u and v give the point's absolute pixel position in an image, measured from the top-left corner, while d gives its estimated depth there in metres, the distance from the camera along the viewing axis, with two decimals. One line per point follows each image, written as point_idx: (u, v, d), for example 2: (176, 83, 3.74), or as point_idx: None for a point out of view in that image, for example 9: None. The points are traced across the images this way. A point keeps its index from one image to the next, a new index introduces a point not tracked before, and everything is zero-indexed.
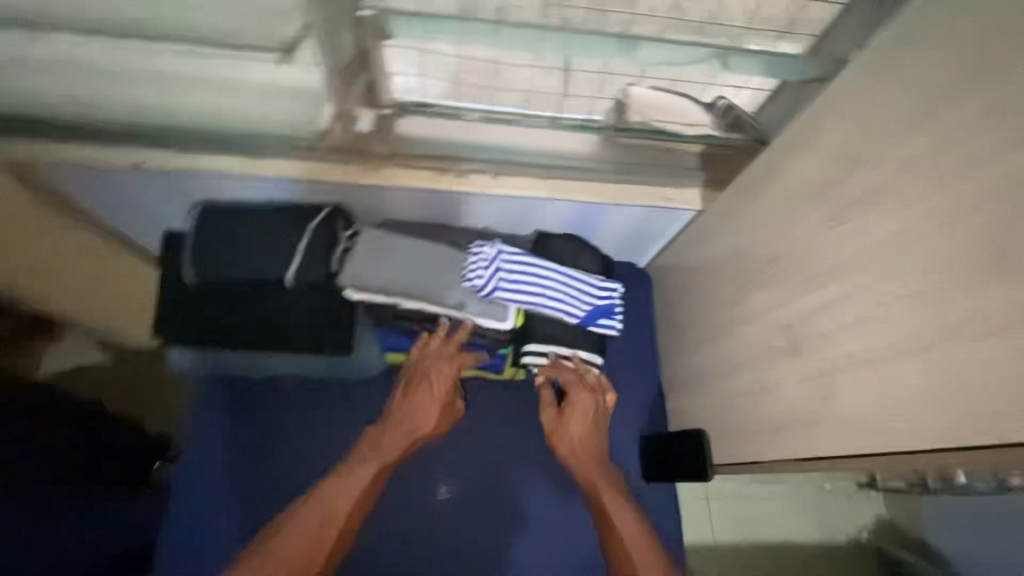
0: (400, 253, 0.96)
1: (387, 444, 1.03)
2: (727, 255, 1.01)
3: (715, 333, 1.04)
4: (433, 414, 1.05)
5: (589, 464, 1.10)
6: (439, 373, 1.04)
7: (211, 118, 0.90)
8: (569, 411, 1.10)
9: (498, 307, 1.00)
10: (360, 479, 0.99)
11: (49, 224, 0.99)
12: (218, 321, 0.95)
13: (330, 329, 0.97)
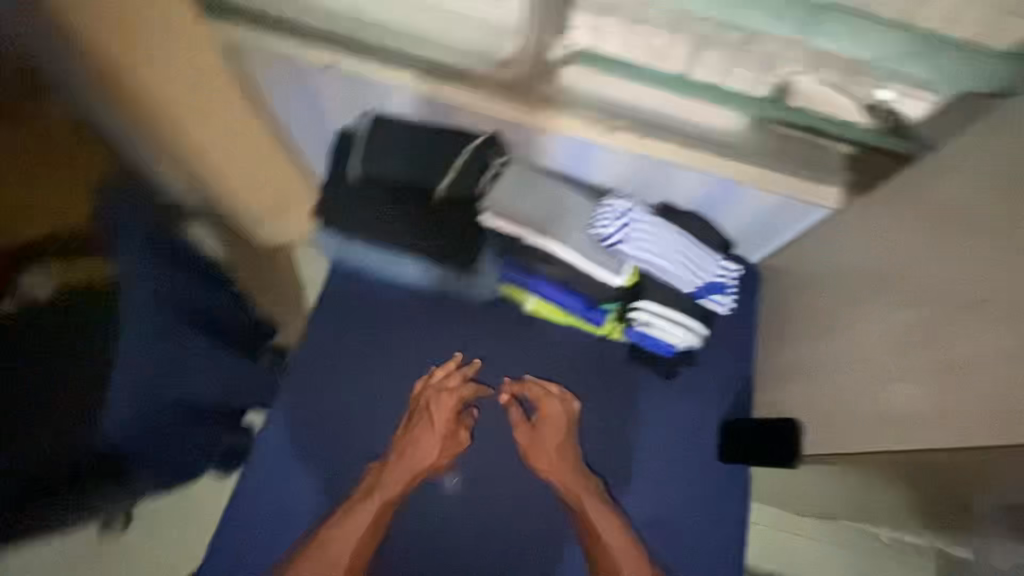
0: (541, 189, 1.04)
1: (389, 480, 1.05)
2: (859, 257, 1.00)
3: (828, 333, 1.04)
4: (436, 445, 1.08)
5: (569, 478, 1.08)
6: (442, 405, 1.10)
7: (406, 34, 1.00)
8: (542, 427, 1.11)
9: (616, 260, 1.02)
10: (362, 521, 1.01)
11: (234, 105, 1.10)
12: (368, 213, 1.04)
13: (461, 243, 1.04)
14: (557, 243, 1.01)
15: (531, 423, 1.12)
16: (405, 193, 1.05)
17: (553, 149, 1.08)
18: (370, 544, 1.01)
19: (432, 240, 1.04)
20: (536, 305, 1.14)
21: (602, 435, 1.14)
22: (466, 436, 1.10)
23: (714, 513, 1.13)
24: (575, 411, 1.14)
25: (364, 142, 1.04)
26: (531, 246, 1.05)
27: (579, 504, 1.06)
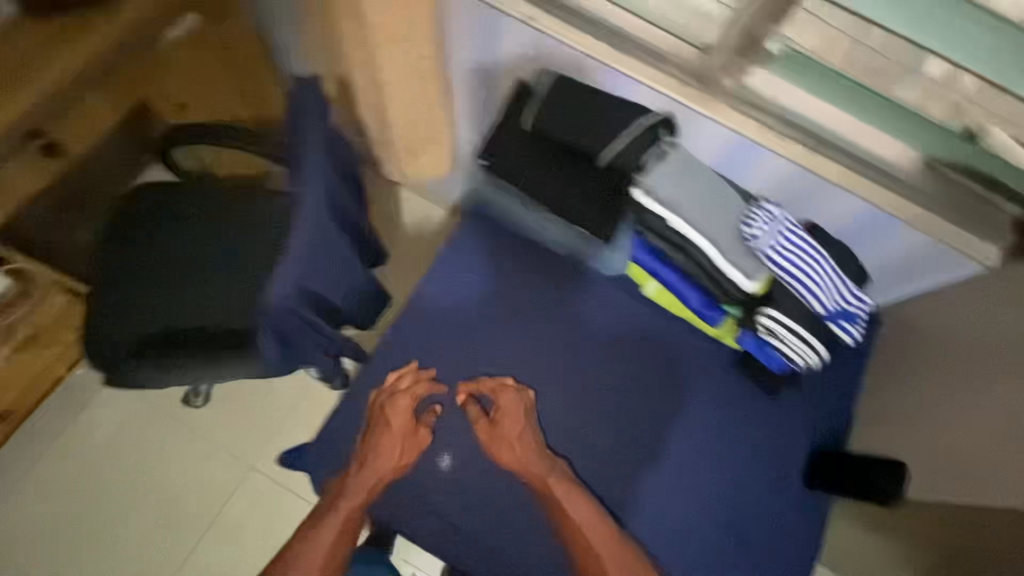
0: (700, 180, 1.05)
1: (358, 477, 1.07)
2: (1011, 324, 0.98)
3: (967, 394, 1.03)
4: (396, 440, 1.10)
5: (535, 470, 1.09)
6: (401, 408, 1.12)
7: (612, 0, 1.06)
8: (497, 433, 1.12)
9: (755, 264, 1.04)
10: (335, 528, 1.05)
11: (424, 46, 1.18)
12: (529, 164, 1.08)
13: (609, 212, 1.06)
14: (702, 236, 1.03)
15: (489, 422, 1.13)
16: (568, 155, 1.07)
17: (716, 140, 1.11)
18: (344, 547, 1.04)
19: (581, 204, 1.06)
20: (656, 291, 1.15)
21: (692, 434, 1.15)
22: (425, 433, 1.12)
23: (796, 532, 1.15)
24: (534, 398, 1.16)
25: (545, 95, 1.06)
26: (676, 233, 1.06)
27: (549, 492, 1.08)
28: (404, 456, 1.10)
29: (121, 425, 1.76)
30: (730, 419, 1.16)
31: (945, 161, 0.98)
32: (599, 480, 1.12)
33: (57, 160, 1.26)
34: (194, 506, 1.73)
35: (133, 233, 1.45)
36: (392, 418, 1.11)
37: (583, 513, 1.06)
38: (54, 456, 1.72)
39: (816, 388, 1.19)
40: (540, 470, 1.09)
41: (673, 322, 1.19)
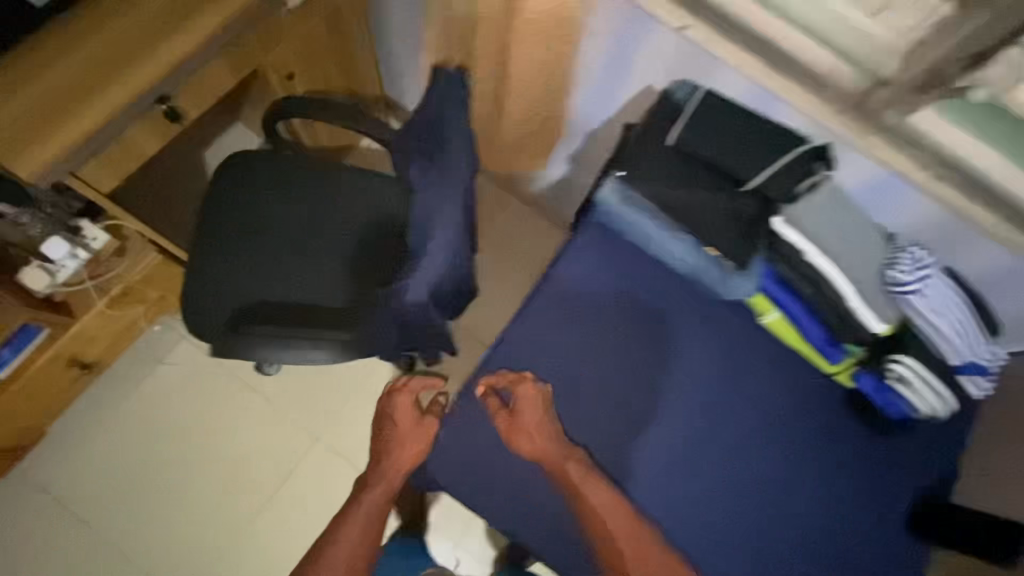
0: (846, 217, 1.02)
1: (382, 470, 1.28)
2: None
3: None
4: (404, 433, 1.28)
5: (552, 456, 1.08)
6: (403, 405, 1.30)
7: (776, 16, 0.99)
8: (514, 419, 1.10)
9: (890, 309, 1.03)
10: (365, 512, 1.26)
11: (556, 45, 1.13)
12: (668, 182, 1.05)
13: (747, 243, 1.04)
14: (840, 274, 1.02)
15: (505, 410, 1.11)
16: (709, 176, 1.04)
17: (865, 173, 1.06)
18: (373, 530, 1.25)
19: (718, 229, 1.04)
20: (774, 321, 1.13)
21: (792, 465, 1.15)
22: (431, 426, 1.27)
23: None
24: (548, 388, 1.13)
25: (693, 110, 1.01)
26: (811, 267, 1.04)
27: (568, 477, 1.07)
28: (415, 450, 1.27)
29: (197, 384, 1.80)
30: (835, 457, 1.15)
31: None
32: (690, 500, 1.13)
33: (176, 126, 1.25)
34: (264, 469, 1.77)
35: (230, 204, 1.45)
36: (398, 415, 1.30)
37: (602, 495, 1.06)
38: (131, 409, 1.76)
39: (929, 435, 1.16)
40: (557, 456, 1.08)
41: (786, 352, 1.17)
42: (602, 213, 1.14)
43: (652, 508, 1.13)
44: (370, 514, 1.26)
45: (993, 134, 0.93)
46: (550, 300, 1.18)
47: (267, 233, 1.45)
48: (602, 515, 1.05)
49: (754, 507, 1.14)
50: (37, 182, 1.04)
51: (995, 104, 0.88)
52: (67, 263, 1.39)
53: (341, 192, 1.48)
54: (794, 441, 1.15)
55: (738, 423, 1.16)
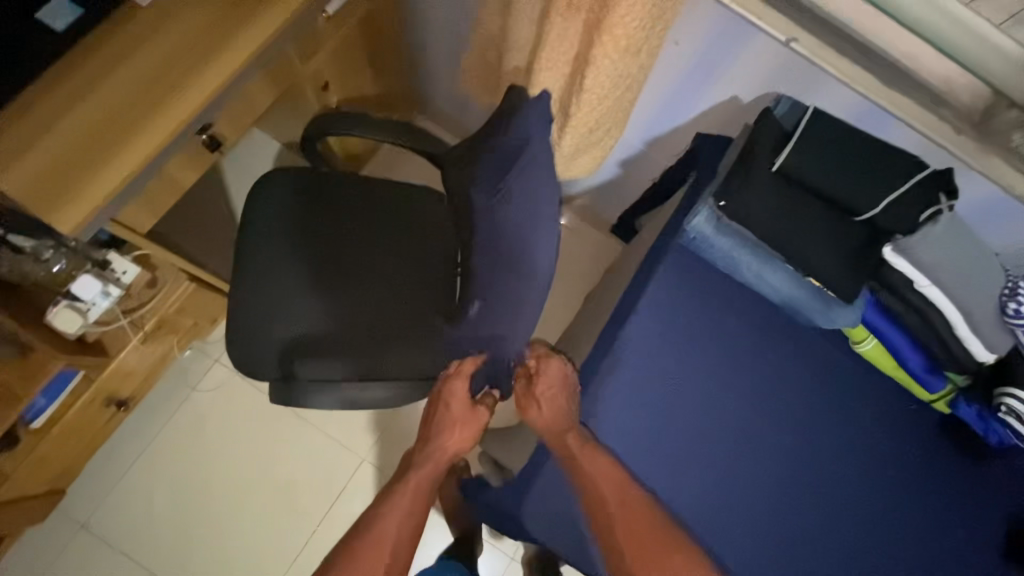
0: (964, 247, 0.95)
1: (430, 455, 1.12)
2: None
3: None
4: (458, 418, 1.09)
5: (556, 427, 1.03)
6: (462, 393, 1.06)
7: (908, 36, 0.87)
8: (526, 387, 1.03)
9: (1001, 338, 0.97)
10: (406, 501, 1.09)
11: (637, 61, 1.02)
12: (773, 211, 0.97)
13: (855, 274, 0.97)
14: (951, 303, 0.96)
15: (527, 381, 1.02)
16: (816, 204, 0.98)
17: (977, 196, 0.99)
18: (414, 521, 1.08)
19: (825, 260, 0.97)
20: (872, 349, 1.07)
21: (880, 495, 1.10)
22: (484, 411, 1.10)
23: None
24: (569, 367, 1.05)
25: (800, 135, 0.94)
26: (920, 297, 0.98)
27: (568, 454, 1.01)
28: (468, 433, 1.11)
29: (233, 410, 1.73)
30: (932, 484, 1.10)
31: None
32: (777, 538, 1.08)
33: (214, 155, 1.15)
34: (311, 494, 1.71)
35: (269, 229, 1.34)
36: (455, 399, 1.08)
37: (598, 468, 1.00)
38: (166, 440, 1.69)
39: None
40: (558, 429, 1.03)
41: (881, 382, 1.13)
42: (694, 241, 1.09)
43: (742, 550, 1.06)
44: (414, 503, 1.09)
45: None
46: (640, 333, 1.12)
47: (306, 266, 1.34)
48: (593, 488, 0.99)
49: (843, 539, 1.08)
50: (80, 234, 0.93)
51: None
52: (98, 303, 1.25)
53: (390, 210, 1.39)
54: (884, 468, 1.11)
55: (835, 458, 1.10)
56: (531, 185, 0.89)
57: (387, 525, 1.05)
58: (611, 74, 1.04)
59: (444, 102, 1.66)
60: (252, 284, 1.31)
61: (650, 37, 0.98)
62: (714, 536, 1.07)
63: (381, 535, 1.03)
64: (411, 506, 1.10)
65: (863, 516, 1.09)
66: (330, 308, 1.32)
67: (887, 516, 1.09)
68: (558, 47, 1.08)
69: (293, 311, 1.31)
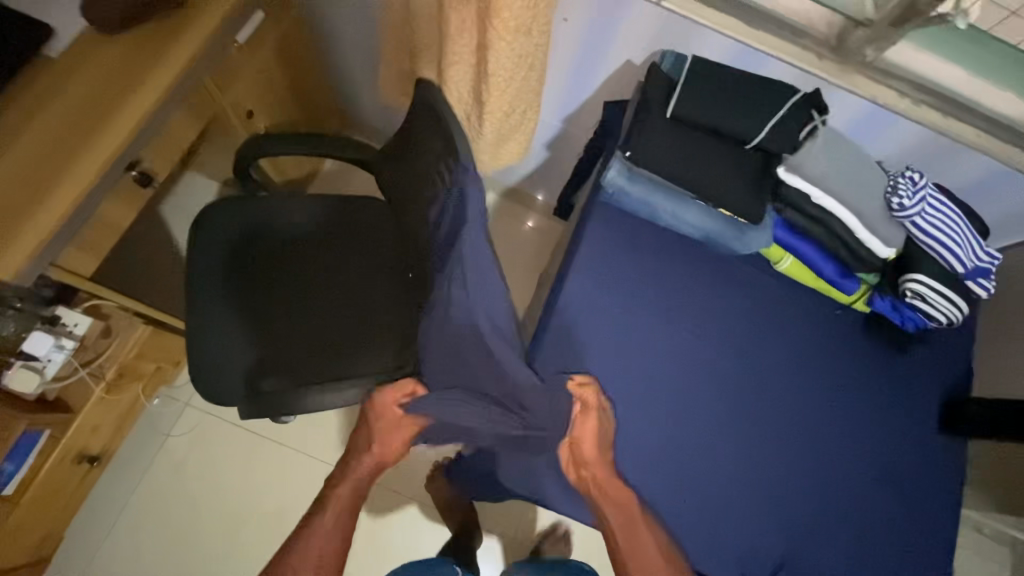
0: (842, 155, 1.06)
1: (356, 469, 1.09)
2: None
3: None
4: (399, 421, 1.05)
5: (605, 481, 1.03)
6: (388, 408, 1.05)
7: None
8: (577, 423, 1.04)
9: (891, 231, 1.08)
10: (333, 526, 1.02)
11: (532, 40, 1.11)
12: (674, 153, 1.07)
13: (757, 197, 1.07)
14: (843, 207, 1.06)
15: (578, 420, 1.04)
16: (713, 141, 1.08)
17: (851, 111, 1.10)
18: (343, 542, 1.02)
19: (729, 189, 1.06)
20: (790, 266, 1.17)
21: (830, 399, 1.17)
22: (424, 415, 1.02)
23: (938, 482, 1.16)
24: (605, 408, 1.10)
25: (685, 83, 1.05)
26: (818, 209, 1.08)
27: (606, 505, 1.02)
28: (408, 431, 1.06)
29: (213, 449, 1.73)
30: (871, 380, 1.18)
31: None
32: (745, 457, 1.12)
33: (147, 190, 1.18)
34: (300, 514, 1.71)
35: (218, 259, 1.37)
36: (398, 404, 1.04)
37: (648, 541, 0.99)
38: (145, 493, 1.67)
39: (954, 342, 1.21)
40: (610, 485, 1.03)
41: (808, 296, 1.21)
42: (613, 197, 1.16)
43: (713, 475, 1.11)
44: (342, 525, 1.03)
45: (946, 57, 1.04)
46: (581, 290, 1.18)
47: (255, 287, 1.37)
48: (631, 536, 0.99)
49: (804, 446, 1.14)
50: (20, 278, 0.95)
51: (944, 34, 1.03)
52: (54, 358, 1.26)
53: (337, 226, 1.44)
54: (827, 373, 1.18)
55: (784, 373, 1.17)
56: (449, 164, 0.96)
57: (312, 548, 0.99)
58: (511, 57, 1.13)
59: (371, 115, 1.73)
60: (202, 310, 1.33)
61: (539, 16, 1.07)
62: (680, 467, 1.11)
63: (306, 554, 0.98)
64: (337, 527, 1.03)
65: (818, 422, 1.15)
66: (283, 324, 1.35)
67: (838, 418, 1.16)
68: (460, 40, 1.16)
69: (245, 331, 1.33)
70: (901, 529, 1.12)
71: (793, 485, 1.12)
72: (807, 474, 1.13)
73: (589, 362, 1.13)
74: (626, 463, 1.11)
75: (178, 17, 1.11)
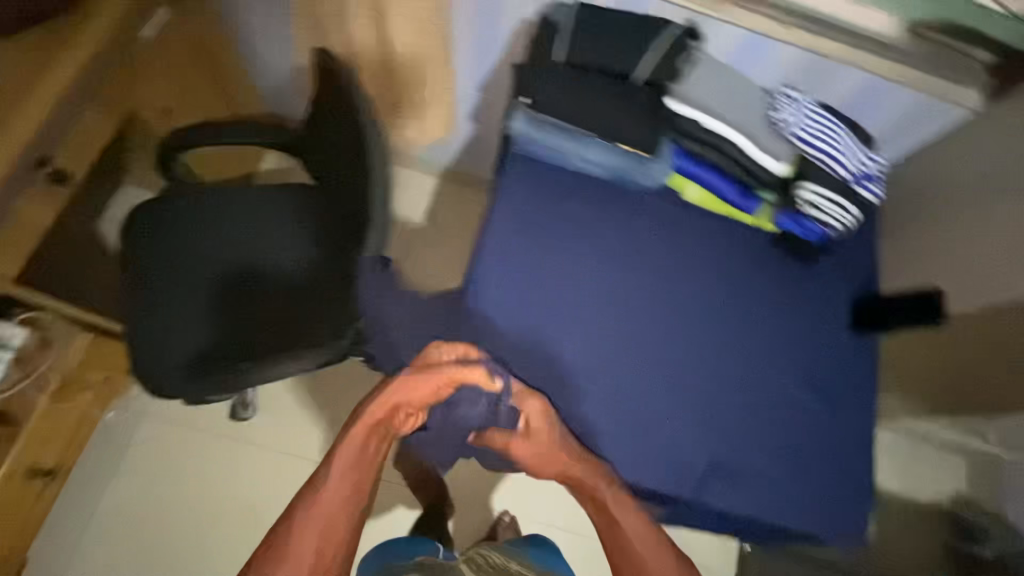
0: (721, 80, 1.16)
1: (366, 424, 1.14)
2: (986, 169, 1.17)
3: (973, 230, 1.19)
4: (443, 384, 1.10)
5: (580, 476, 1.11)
6: (431, 368, 1.11)
7: None
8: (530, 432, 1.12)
9: (779, 147, 1.16)
10: (348, 485, 1.11)
11: None
12: (569, 95, 1.12)
13: (651, 128, 1.13)
14: (731, 128, 1.14)
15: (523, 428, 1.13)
16: (604, 81, 1.13)
17: (731, 40, 1.17)
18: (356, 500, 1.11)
19: (624, 123, 1.13)
20: (697, 194, 1.24)
21: (748, 314, 1.23)
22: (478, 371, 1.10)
23: (857, 381, 1.23)
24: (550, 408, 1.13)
25: (570, 29, 1.12)
26: (710, 134, 1.15)
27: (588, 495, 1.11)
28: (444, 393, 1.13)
29: (177, 454, 1.72)
30: (785, 294, 1.25)
31: (909, 27, 1.13)
32: (676, 378, 1.18)
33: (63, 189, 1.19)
34: (269, 509, 1.70)
35: (159, 251, 1.37)
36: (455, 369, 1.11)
37: (630, 531, 1.08)
38: (108, 508, 1.66)
39: (858, 250, 1.29)
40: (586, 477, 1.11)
41: (719, 222, 1.27)
42: (522, 145, 1.20)
43: (645, 399, 1.16)
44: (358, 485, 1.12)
45: None
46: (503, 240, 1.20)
47: (198, 273, 1.38)
48: (613, 531, 1.09)
49: (729, 361, 1.20)
50: None
51: None
52: None
53: (271, 213, 1.43)
54: (744, 292, 1.24)
55: (703, 296, 1.23)
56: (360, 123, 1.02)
57: (326, 507, 1.08)
58: None
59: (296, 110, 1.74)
60: (148, 302, 1.34)
61: None
62: (612, 395, 1.15)
63: (316, 511, 1.07)
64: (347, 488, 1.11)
65: (739, 337, 1.21)
66: (232, 305, 1.36)
67: (758, 332, 1.22)
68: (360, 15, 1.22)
69: (195, 316, 1.34)
70: (827, 426, 1.19)
71: (722, 398, 1.17)
72: (735, 386, 1.18)
73: (518, 305, 1.17)
74: (561, 397, 1.15)
75: (73, 15, 1.13)
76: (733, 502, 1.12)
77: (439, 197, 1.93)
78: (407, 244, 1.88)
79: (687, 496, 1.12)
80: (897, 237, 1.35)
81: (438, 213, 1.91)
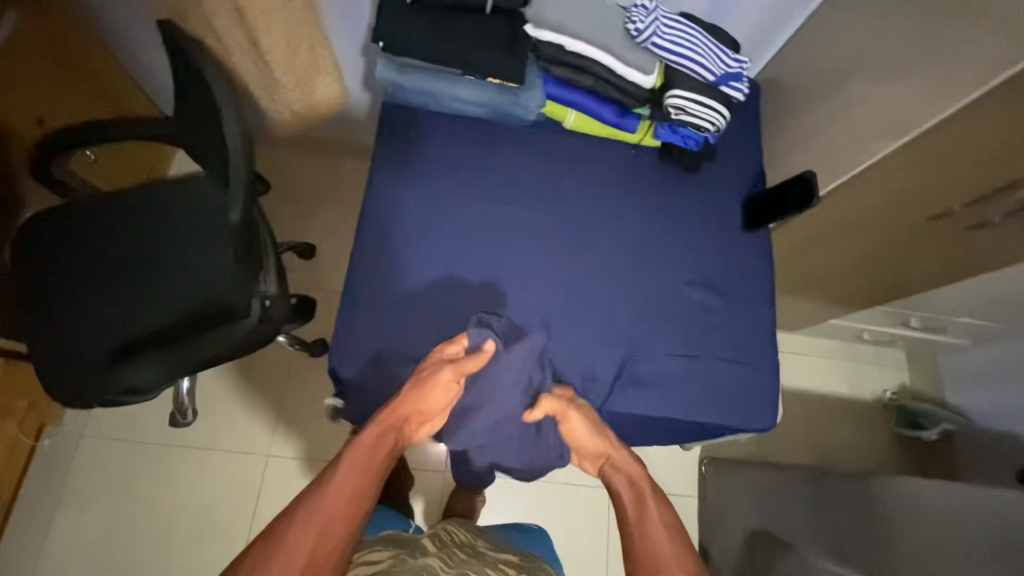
0: (574, 3, 1.20)
1: (385, 423, 0.98)
2: (837, 54, 1.23)
3: (835, 114, 1.25)
4: (453, 376, 1.00)
5: (620, 460, 1.04)
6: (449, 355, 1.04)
7: None
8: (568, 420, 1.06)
9: (643, 60, 1.18)
10: (359, 478, 0.92)
11: None
12: (428, 33, 1.12)
13: (513, 55, 1.14)
14: (594, 46, 1.16)
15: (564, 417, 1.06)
16: (460, 18, 1.15)
17: None
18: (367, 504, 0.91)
19: (487, 55, 1.13)
20: (576, 119, 1.26)
21: (644, 227, 1.26)
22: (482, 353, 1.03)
23: (753, 276, 1.27)
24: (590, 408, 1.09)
25: None
26: (575, 55, 1.17)
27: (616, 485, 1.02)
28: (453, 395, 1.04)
29: (121, 466, 1.70)
30: (675, 203, 1.29)
31: None
32: (578, 299, 1.20)
33: None
34: (225, 508, 1.69)
35: (62, 263, 1.35)
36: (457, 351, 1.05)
37: (654, 514, 0.95)
38: (59, 531, 1.64)
39: (736, 153, 1.35)
40: (624, 459, 1.04)
41: (604, 143, 1.30)
42: (395, 91, 1.21)
43: (551, 323, 1.17)
44: (362, 482, 0.92)
45: None
46: (389, 190, 1.19)
47: (100, 278, 1.35)
48: (638, 510, 0.96)
49: (628, 275, 1.23)
50: None
51: None
52: None
53: (158, 215, 1.40)
54: (637, 206, 1.27)
55: (596, 216, 1.25)
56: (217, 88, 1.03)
57: (334, 500, 0.88)
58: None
59: None
60: (53, 315, 1.31)
61: None
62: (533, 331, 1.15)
63: (323, 501, 0.88)
64: (360, 485, 0.92)
65: (635, 252, 1.24)
66: (132, 307, 1.33)
67: (654, 242, 1.25)
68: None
69: (95, 320, 1.31)
70: (730, 322, 1.23)
71: (626, 310, 1.21)
72: (637, 298, 1.21)
73: (411, 250, 1.17)
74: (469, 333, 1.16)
75: None
76: (647, 407, 1.15)
77: (354, 175, 1.93)
78: (327, 225, 1.87)
79: (598, 406, 1.15)
80: (777, 136, 1.41)
81: (355, 190, 1.91)
